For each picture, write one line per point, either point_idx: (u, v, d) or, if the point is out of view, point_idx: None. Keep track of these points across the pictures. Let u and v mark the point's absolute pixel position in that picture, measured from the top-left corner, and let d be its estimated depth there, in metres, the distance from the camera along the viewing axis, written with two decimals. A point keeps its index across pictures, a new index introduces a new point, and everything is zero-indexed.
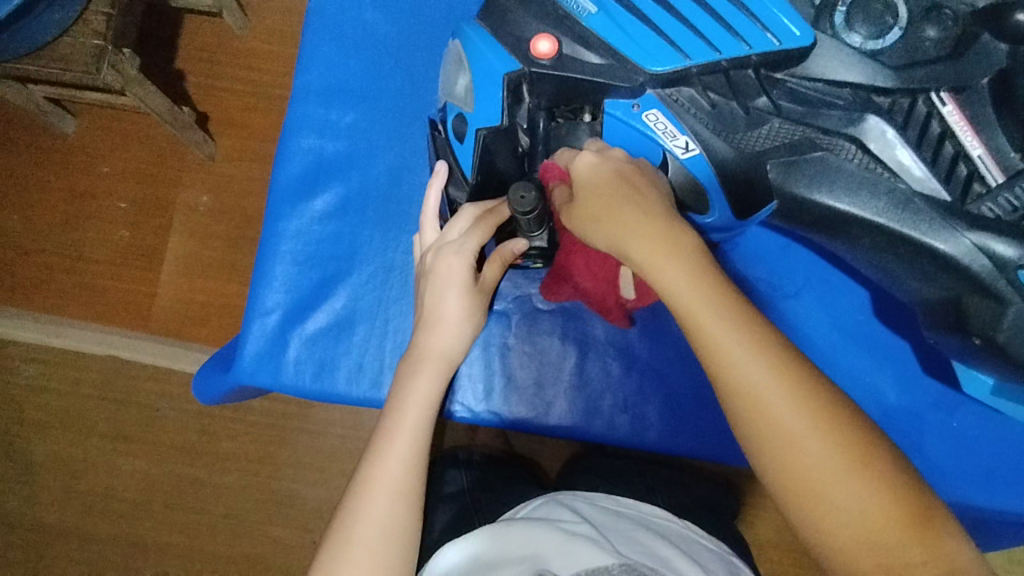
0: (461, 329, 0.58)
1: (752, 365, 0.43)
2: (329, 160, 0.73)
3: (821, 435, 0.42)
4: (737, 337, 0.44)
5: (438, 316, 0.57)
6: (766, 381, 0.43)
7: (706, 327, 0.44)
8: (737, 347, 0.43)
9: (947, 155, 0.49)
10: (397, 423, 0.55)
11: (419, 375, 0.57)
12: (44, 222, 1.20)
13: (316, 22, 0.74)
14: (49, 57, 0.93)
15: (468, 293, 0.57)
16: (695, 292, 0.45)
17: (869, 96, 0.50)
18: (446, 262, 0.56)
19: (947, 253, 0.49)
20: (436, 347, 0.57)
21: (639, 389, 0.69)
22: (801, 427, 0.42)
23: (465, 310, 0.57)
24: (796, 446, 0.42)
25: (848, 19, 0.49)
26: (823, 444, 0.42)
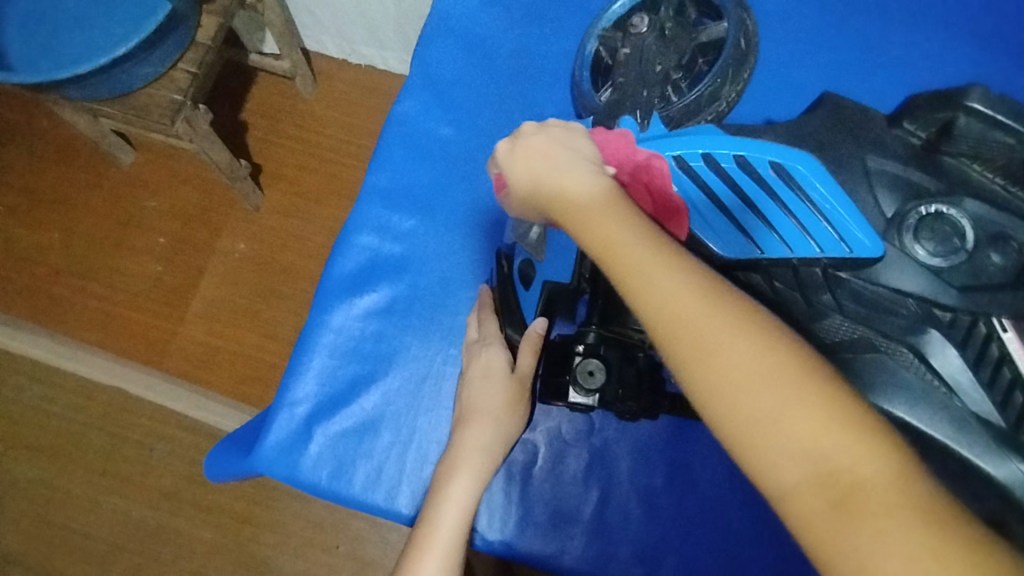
0: (501, 418, 0.56)
1: (677, 287, 0.39)
2: (385, 261, 0.74)
3: (770, 366, 0.36)
4: (661, 261, 0.41)
5: (473, 404, 0.57)
6: (697, 308, 0.38)
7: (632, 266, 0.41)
8: (674, 281, 0.40)
9: (1004, 382, 0.49)
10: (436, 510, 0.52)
11: (455, 477, 0.53)
12: (81, 244, 1.23)
13: (395, 129, 0.77)
14: (129, 104, 0.98)
15: (508, 381, 0.57)
16: (616, 224, 0.43)
17: (931, 309, 0.51)
18: (486, 355, 0.59)
19: (999, 479, 0.48)
20: (472, 446, 0.55)
21: (659, 542, 0.67)
22: (739, 358, 0.37)
23: (506, 400, 0.56)
24: (737, 368, 0.37)
25: (916, 233, 0.50)
26: (762, 366, 0.36)
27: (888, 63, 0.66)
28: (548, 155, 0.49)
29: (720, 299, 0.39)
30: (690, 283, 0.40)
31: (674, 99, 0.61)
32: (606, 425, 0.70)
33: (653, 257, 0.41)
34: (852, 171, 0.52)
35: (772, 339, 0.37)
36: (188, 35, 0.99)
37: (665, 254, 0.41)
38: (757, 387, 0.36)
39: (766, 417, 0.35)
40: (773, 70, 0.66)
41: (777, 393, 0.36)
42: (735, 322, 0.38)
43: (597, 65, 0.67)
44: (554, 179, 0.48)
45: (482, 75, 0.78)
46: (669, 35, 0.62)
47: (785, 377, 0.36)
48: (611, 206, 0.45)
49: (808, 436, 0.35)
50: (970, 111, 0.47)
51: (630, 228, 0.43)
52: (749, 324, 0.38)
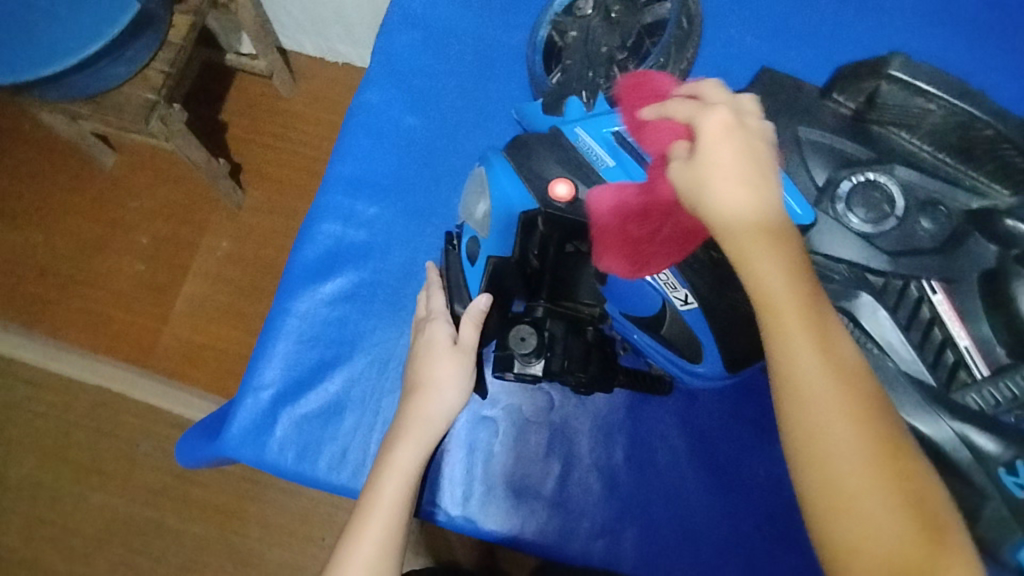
0: (449, 389, 0.57)
1: (819, 354, 0.37)
2: (348, 247, 0.76)
3: (873, 454, 0.35)
4: (811, 323, 0.38)
5: (418, 378, 0.58)
6: (829, 382, 0.36)
7: (778, 311, 0.38)
8: (814, 346, 0.37)
9: (935, 341, 0.52)
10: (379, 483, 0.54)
11: (401, 445, 0.56)
12: (64, 246, 1.24)
13: (357, 118, 0.79)
14: (104, 104, 0.99)
15: (451, 353, 0.58)
16: (781, 258, 0.39)
17: (864, 274, 0.53)
18: (431, 329, 0.60)
19: (930, 436, 0.49)
20: (421, 416, 0.57)
21: (618, 515, 0.69)
22: (851, 444, 0.35)
23: (455, 372, 0.58)
24: (837, 442, 0.36)
25: (850, 202, 0.52)
26: (875, 462, 0.35)
27: (837, 44, 0.67)
28: (729, 136, 0.43)
29: (849, 378, 0.37)
30: (827, 353, 0.37)
31: (619, 79, 0.62)
32: (565, 402, 0.72)
33: (804, 314, 0.38)
34: (785, 142, 0.53)
35: (886, 439, 0.36)
36: (161, 34, 1.00)
37: (817, 316, 0.38)
38: (845, 463, 0.35)
39: (861, 505, 0.35)
40: (725, 53, 0.68)
41: (863, 473, 0.35)
42: (862, 410, 0.36)
43: (550, 49, 0.68)
44: (716, 163, 0.42)
45: (442, 64, 0.79)
46: (615, 17, 0.63)
47: (888, 477, 0.35)
48: (788, 241, 0.40)
49: (890, 533, 0.34)
50: (891, 78, 0.50)
51: (794, 272, 0.39)
52: (865, 405, 0.36)
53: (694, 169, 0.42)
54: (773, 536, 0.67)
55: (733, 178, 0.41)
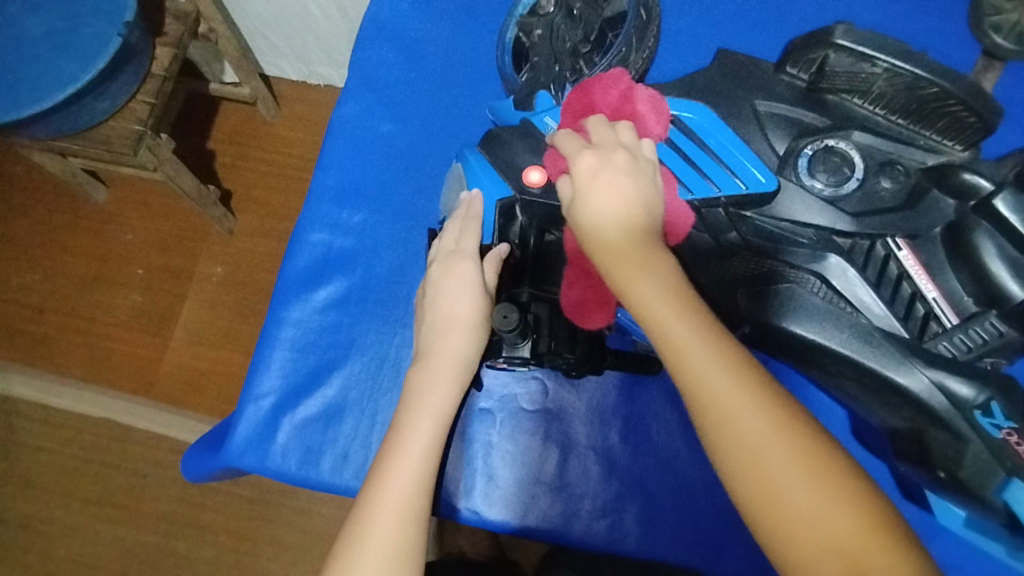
0: (474, 331, 0.57)
1: (706, 347, 0.43)
2: (337, 255, 0.78)
3: (783, 438, 0.40)
4: (690, 321, 0.44)
5: (450, 321, 0.57)
6: (726, 374, 0.42)
7: (663, 320, 0.44)
8: (700, 342, 0.43)
9: (905, 295, 0.54)
10: (403, 438, 0.54)
11: (434, 379, 0.56)
12: (61, 283, 1.26)
13: (338, 131, 0.81)
14: (92, 138, 1.02)
15: (481, 297, 0.57)
16: (643, 266, 0.46)
17: (830, 237, 0.54)
18: (457, 267, 0.57)
19: (908, 387, 0.50)
20: (447, 353, 0.56)
21: (619, 495, 0.70)
22: (769, 441, 0.40)
23: (478, 314, 0.56)
24: (749, 438, 0.40)
25: (811, 168, 0.54)
26: (779, 434, 0.40)
27: (792, 28, 0.70)
28: (614, 187, 0.49)
29: (738, 366, 0.42)
30: (709, 340, 0.43)
31: (585, 71, 0.65)
32: (559, 388, 0.73)
33: (680, 314, 0.44)
34: (744, 117, 0.56)
35: (781, 409, 0.42)
36: (144, 66, 1.03)
37: (691, 311, 0.44)
38: (769, 464, 0.40)
39: (786, 484, 0.40)
40: (686, 43, 0.71)
41: (781, 461, 0.40)
42: (777, 427, 0.41)
43: (518, 50, 0.71)
44: (604, 222, 0.48)
45: (416, 73, 0.82)
46: (577, 13, 0.66)
47: (795, 447, 0.40)
48: (647, 247, 0.47)
49: (814, 503, 0.39)
50: (838, 47, 0.52)
51: (658, 277, 0.45)
52: (763, 400, 0.41)
53: (588, 226, 0.48)
54: None
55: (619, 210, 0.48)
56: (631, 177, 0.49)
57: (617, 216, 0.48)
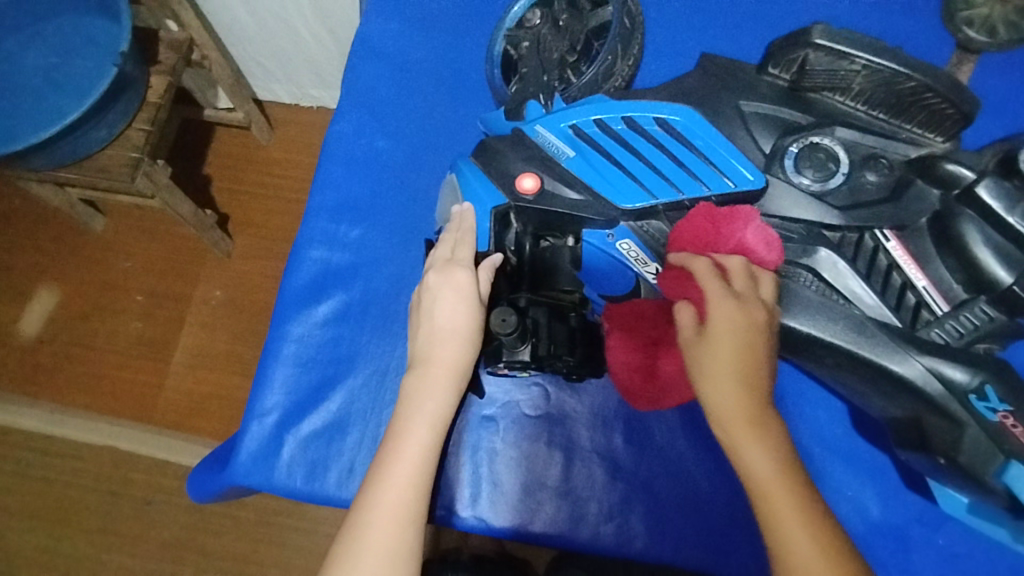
0: (468, 339, 0.57)
1: (779, 476, 0.46)
2: (336, 270, 0.78)
3: (827, 552, 0.44)
4: (767, 449, 0.46)
5: (444, 330, 0.57)
6: (787, 498, 0.45)
7: (739, 444, 0.46)
8: (777, 473, 0.46)
9: (895, 286, 0.54)
10: (399, 447, 0.55)
11: (427, 384, 0.56)
12: (61, 312, 1.26)
13: (333, 148, 0.82)
14: (89, 167, 1.03)
15: (476, 307, 0.57)
16: (747, 400, 0.46)
17: (820, 231, 0.55)
18: (454, 276, 0.58)
19: (902, 374, 0.51)
20: (441, 358, 0.57)
21: (624, 497, 0.70)
22: (814, 555, 0.44)
23: (472, 322, 0.57)
24: (799, 549, 0.44)
25: (798, 164, 0.55)
26: (827, 556, 0.44)
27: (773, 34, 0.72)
28: (736, 323, 0.47)
29: (799, 493, 0.46)
30: (782, 469, 0.46)
31: (573, 80, 0.67)
32: (560, 394, 0.74)
33: (759, 439, 0.46)
34: (729, 117, 0.57)
35: (831, 534, 0.45)
36: (139, 95, 1.04)
37: (771, 439, 0.46)
38: (813, 573, 0.44)
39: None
40: (670, 50, 0.73)
41: (825, 575, 0.44)
42: (826, 547, 0.44)
43: (507, 63, 0.72)
44: (719, 353, 0.47)
45: (407, 91, 0.83)
46: (563, 24, 0.68)
47: (839, 562, 0.44)
48: (752, 372, 0.47)
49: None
50: (817, 46, 0.53)
51: (751, 407, 0.46)
52: (813, 518, 0.45)
53: (701, 348, 0.48)
54: None
55: (738, 310, 0.47)
56: (753, 314, 0.48)
57: (741, 314, 0.47)
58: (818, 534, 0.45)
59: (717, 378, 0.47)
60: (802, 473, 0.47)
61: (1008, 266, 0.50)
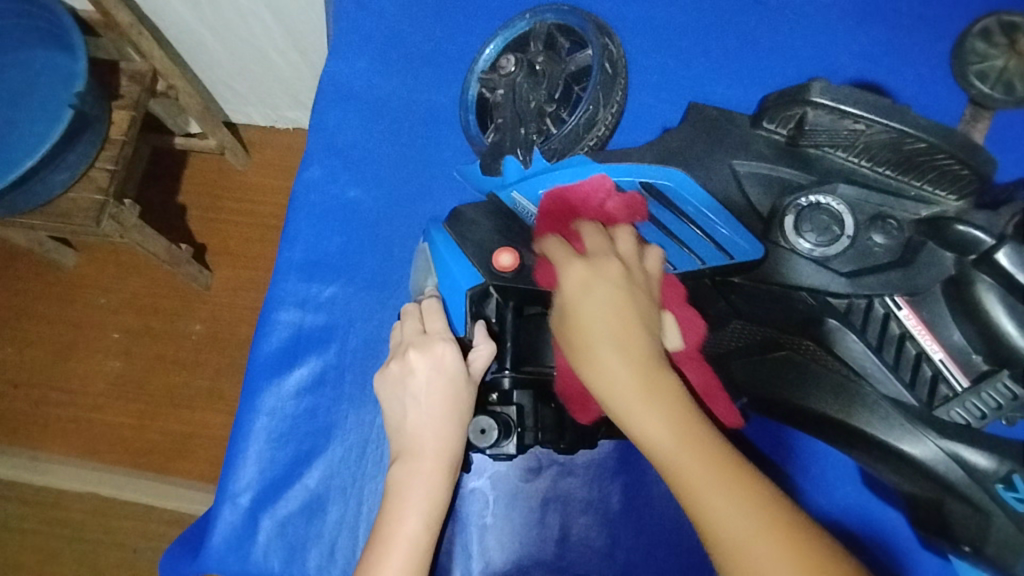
0: (456, 418, 0.53)
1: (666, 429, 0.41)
2: (308, 333, 0.73)
3: (715, 473, 0.39)
4: (623, 356, 0.43)
5: (428, 412, 0.53)
6: (681, 439, 0.41)
7: (628, 405, 0.42)
8: (630, 369, 0.43)
9: (909, 357, 0.50)
10: (388, 547, 0.50)
11: (418, 473, 0.51)
12: (36, 353, 1.20)
13: (302, 201, 0.77)
14: (51, 212, 0.95)
15: (462, 383, 0.53)
16: (590, 304, 0.46)
17: (826, 299, 0.51)
18: (437, 352, 0.54)
19: (919, 458, 0.47)
20: (431, 440, 0.52)
21: (624, 568, 0.66)
22: (694, 465, 0.40)
23: (459, 403, 0.53)
24: (689, 477, 0.40)
25: (799, 226, 0.51)
26: (712, 469, 0.40)
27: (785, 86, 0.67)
28: (585, 270, 0.47)
29: (725, 462, 0.40)
30: (647, 379, 0.42)
31: (553, 132, 0.61)
32: (553, 460, 0.69)
33: (615, 347, 0.44)
34: (722, 177, 0.54)
35: (762, 500, 0.39)
36: (101, 133, 0.97)
37: (630, 346, 0.44)
38: (708, 497, 0.39)
39: (749, 556, 0.37)
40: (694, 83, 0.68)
41: (713, 490, 0.39)
42: (725, 467, 0.40)
43: (482, 107, 0.66)
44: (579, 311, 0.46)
45: (380, 133, 0.78)
46: (540, 69, 0.62)
47: (760, 527, 0.38)
48: (622, 326, 0.44)
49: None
50: (816, 105, 0.49)
51: (634, 362, 0.43)
52: (698, 438, 0.41)
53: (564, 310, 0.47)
54: None
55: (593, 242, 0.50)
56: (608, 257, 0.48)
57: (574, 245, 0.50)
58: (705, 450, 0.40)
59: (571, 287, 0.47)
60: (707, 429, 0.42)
61: None
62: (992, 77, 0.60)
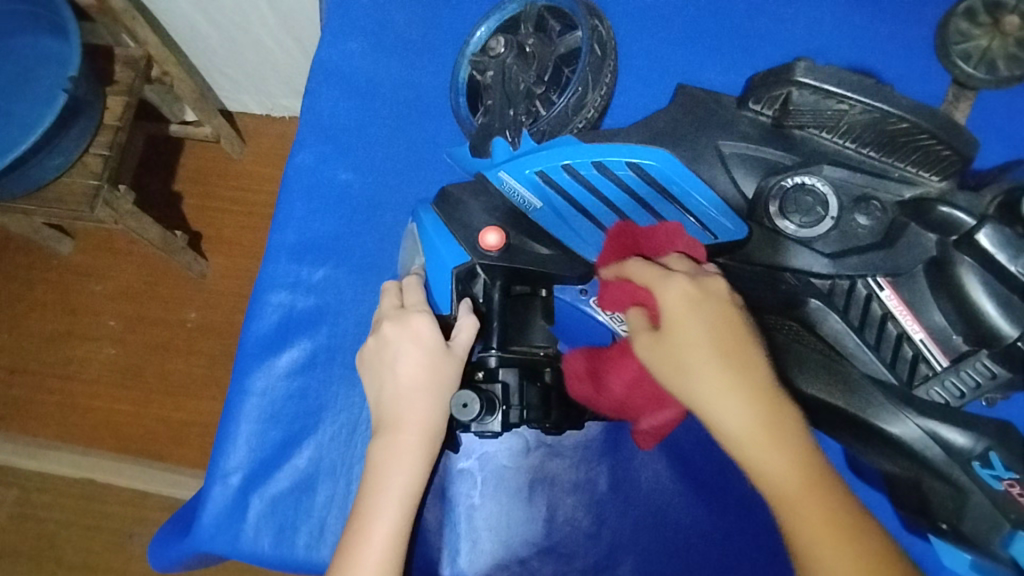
0: (437, 389, 0.52)
1: (788, 478, 0.41)
2: (299, 315, 0.74)
3: (806, 485, 0.41)
4: (724, 360, 0.43)
5: (404, 385, 0.52)
6: (774, 447, 0.41)
7: (750, 452, 0.42)
8: (730, 374, 0.42)
9: (891, 337, 0.50)
10: (369, 518, 0.51)
11: (397, 446, 0.51)
12: (32, 339, 1.20)
13: (293, 184, 0.78)
14: (46, 197, 0.95)
15: (438, 355, 0.53)
16: (687, 302, 0.44)
17: (808, 279, 0.51)
18: (415, 325, 0.54)
19: (901, 437, 0.47)
20: (411, 411, 0.52)
21: (611, 548, 0.67)
22: (785, 471, 0.41)
23: (438, 375, 0.53)
24: (778, 483, 0.41)
25: (782, 207, 0.51)
26: (801, 479, 0.41)
27: (772, 67, 0.68)
28: (694, 299, 0.44)
29: (811, 471, 0.41)
30: (746, 384, 0.42)
31: (542, 113, 0.61)
32: (541, 442, 0.70)
33: (719, 350, 0.43)
34: (707, 159, 0.54)
35: (844, 512, 0.41)
36: (96, 119, 0.97)
37: (731, 349, 0.43)
38: (797, 505, 0.41)
39: (830, 563, 0.40)
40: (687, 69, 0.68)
41: (802, 502, 0.41)
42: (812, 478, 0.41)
43: (473, 90, 0.66)
44: (689, 345, 0.43)
45: (372, 117, 0.78)
46: (530, 51, 0.61)
47: (847, 539, 0.40)
48: (743, 369, 0.43)
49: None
50: (800, 85, 0.49)
51: (734, 364, 0.43)
52: (791, 446, 0.42)
53: (668, 347, 0.44)
54: (769, 553, 0.65)
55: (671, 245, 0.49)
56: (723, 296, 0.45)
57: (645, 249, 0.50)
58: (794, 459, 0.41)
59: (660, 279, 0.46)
60: (806, 445, 0.42)
61: (1012, 318, 0.46)
62: (975, 58, 0.63)
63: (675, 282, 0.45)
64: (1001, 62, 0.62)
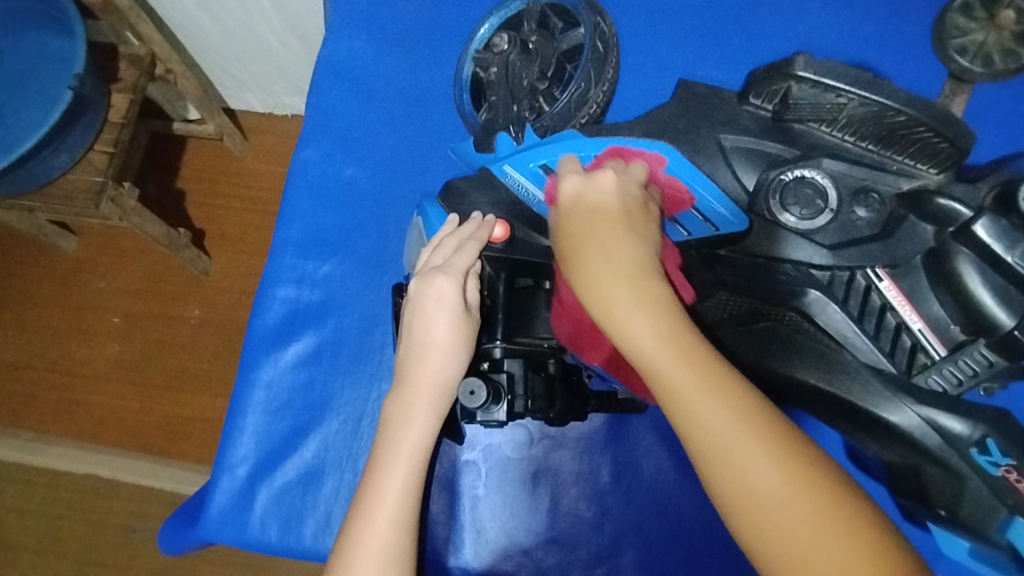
0: (451, 357, 0.54)
1: (702, 398, 0.41)
2: (305, 309, 0.75)
3: (733, 424, 0.40)
4: (640, 308, 0.44)
5: (429, 341, 0.54)
6: (697, 389, 0.41)
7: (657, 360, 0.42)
8: (645, 319, 0.44)
9: (890, 327, 0.51)
10: (376, 493, 0.50)
11: (413, 414, 0.53)
12: (36, 336, 1.21)
13: (298, 180, 0.78)
14: (51, 194, 0.96)
15: (460, 317, 0.54)
16: (608, 262, 0.46)
17: (808, 271, 0.52)
18: (435, 285, 0.55)
19: (898, 424, 0.48)
20: (423, 380, 0.54)
21: (613, 537, 0.68)
22: (711, 413, 0.40)
23: (455, 337, 0.54)
24: (707, 426, 0.40)
25: (783, 200, 0.52)
26: (726, 418, 0.40)
27: (771, 63, 0.69)
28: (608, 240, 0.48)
29: (746, 411, 0.41)
30: (663, 331, 0.43)
31: (545, 108, 0.61)
32: (545, 433, 0.71)
33: (633, 303, 0.44)
34: (709, 153, 0.55)
35: (787, 452, 0.39)
36: (100, 116, 0.98)
37: (647, 298, 0.45)
38: (728, 447, 0.40)
39: (767, 506, 0.38)
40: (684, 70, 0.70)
41: (735, 444, 0.40)
42: (744, 419, 0.40)
43: (476, 85, 0.67)
44: (604, 287, 0.46)
45: (376, 113, 0.79)
46: (533, 48, 0.63)
47: (786, 479, 0.39)
48: (653, 313, 0.44)
49: (828, 551, 0.37)
50: (799, 79, 0.50)
51: (649, 312, 0.44)
52: (718, 388, 0.41)
53: (585, 276, 0.47)
54: None
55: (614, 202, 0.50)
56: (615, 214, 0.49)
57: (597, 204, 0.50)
58: (727, 398, 0.41)
59: (585, 245, 0.48)
60: (734, 386, 0.42)
61: (1010, 308, 0.47)
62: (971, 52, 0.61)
63: (598, 245, 0.48)
64: (997, 56, 0.59)
